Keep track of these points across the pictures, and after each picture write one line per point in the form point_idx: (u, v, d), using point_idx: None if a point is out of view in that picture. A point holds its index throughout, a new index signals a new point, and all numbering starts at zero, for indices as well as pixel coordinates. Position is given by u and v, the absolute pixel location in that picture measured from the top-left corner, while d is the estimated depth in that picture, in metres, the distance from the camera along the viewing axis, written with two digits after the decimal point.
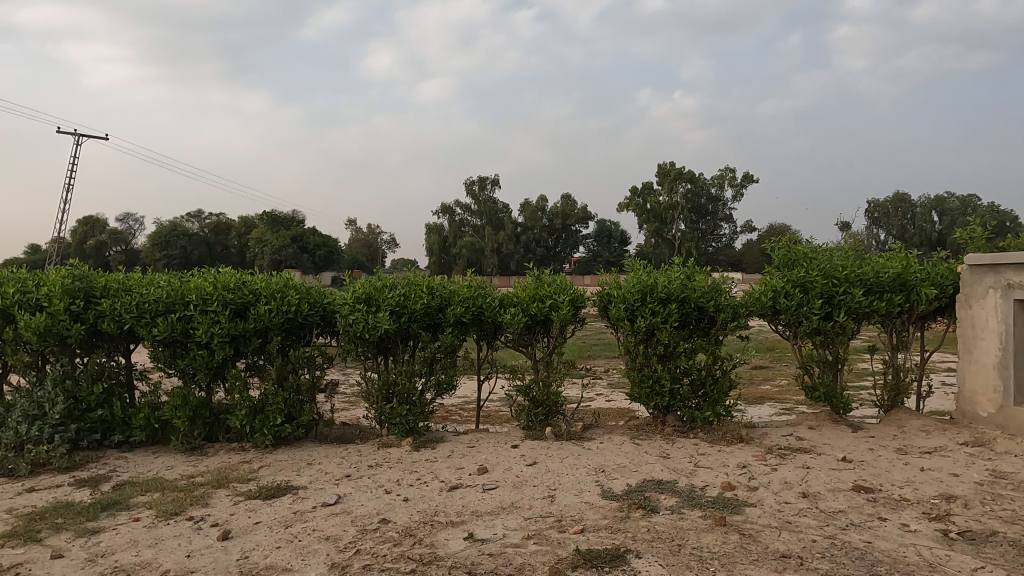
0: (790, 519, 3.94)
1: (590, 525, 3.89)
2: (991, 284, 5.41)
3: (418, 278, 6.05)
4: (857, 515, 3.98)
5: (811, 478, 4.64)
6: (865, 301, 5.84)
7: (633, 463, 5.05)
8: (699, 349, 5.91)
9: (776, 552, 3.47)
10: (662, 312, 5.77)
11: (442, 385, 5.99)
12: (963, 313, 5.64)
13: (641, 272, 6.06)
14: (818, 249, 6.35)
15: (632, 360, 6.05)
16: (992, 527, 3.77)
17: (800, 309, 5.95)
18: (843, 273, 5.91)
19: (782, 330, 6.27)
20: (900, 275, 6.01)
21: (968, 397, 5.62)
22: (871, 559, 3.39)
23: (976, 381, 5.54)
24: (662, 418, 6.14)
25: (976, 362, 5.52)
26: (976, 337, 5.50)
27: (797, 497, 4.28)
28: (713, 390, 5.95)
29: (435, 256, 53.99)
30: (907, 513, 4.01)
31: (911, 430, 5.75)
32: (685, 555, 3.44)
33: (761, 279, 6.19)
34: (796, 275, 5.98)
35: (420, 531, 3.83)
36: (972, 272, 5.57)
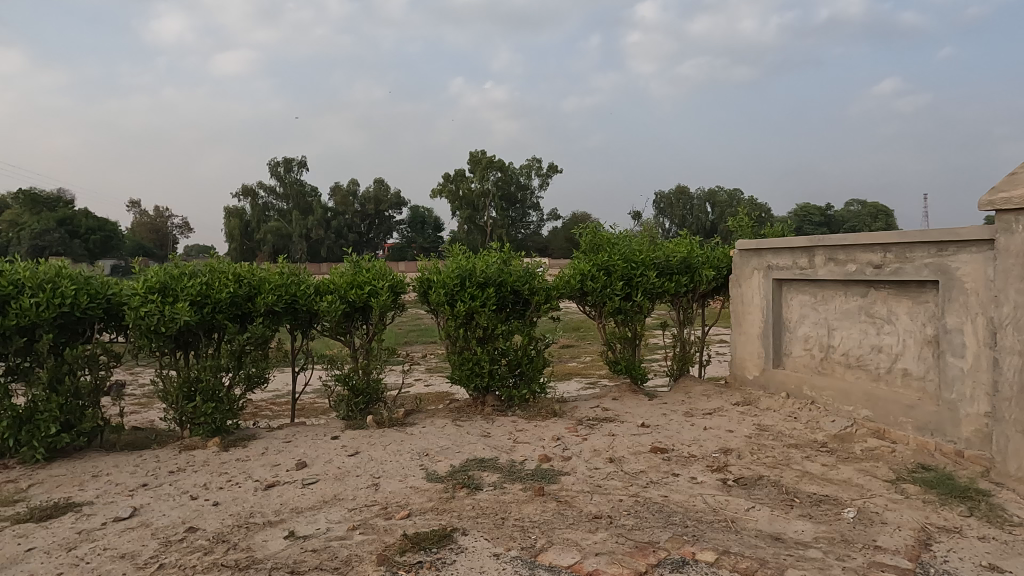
0: (600, 483, 4.30)
1: (416, 508, 3.91)
2: (756, 266, 6.28)
3: (222, 265, 5.59)
4: (655, 474, 4.45)
5: (616, 444, 5.09)
6: (658, 283, 6.51)
7: (455, 445, 5.15)
8: (515, 331, 6.17)
9: (589, 514, 3.77)
10: (480, 296, 5.92)
11: (252, 379, 5.60)
12: (736, 291, 6.53)
13: (460, 257, 6.17)
14: (618, 236, 6.95)
15: (452, 344, 6.14)
16: (760, 472, 4.43)
17: (604, 291, 6.46)
18: (640, 257, 6.52)
19: (589, 310, 6.75)
20: (686, 259, 6.77)
21: (740, 363, 6.52)
22: (668, 511, 3.81)
23: (746, 349, 6.43)
24: (482, 399, 6.33)
25: (746, 333, 6.41)
26: (745, 312, 6.40)
27: (605, 463, 4.68)
28: (529, 368, 6.25)
29: (236, 242, 49.99)
30: (695, 467, 4.57)
31: (695, 394, 6.53)
32: (508, 527, 3.60)
33: (570, 263, 6.61)
34: (600, 259, 6.48)
35: (235, 536, 3.57)
36: (742, 256, 6.45)
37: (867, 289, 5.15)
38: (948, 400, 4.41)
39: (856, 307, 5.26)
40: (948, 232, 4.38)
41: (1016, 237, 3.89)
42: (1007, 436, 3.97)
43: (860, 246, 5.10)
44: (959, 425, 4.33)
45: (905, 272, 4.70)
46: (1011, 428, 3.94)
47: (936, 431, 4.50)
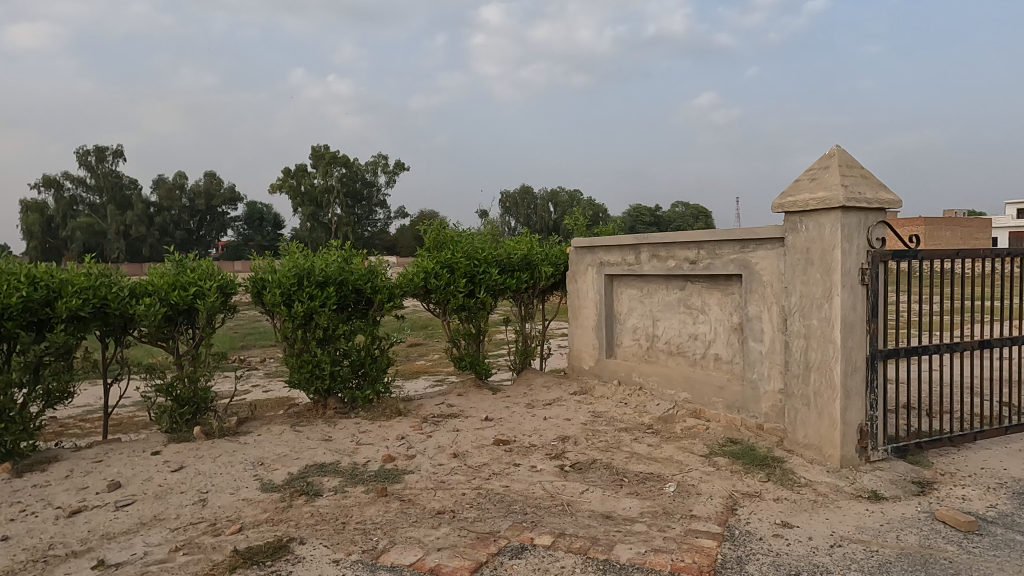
0: (443, 478, 4.33)
1: (249, 521, 3.69)
2: (590, 262, 6.66)
3: (11, 266, 4.88)
4: (497, 465, 4.57)
5: (460, 439, 5.15)
6: (500, 279, 6.68)
7: (294, 451, 4.93)
8: (358, 330, 6.02)
9: (432, 510, 3.79)
10: (320, 296, 5.71)
11: (53, 394, 4.96)
12: (572, 287, 6.88)
13: (297, 255, 5.90)
14: (461, 234, 7.03)
15: (290, 346, 5.86)
16: (594, 456, 4.71)
17: (448, 288, 6.49)
18: (482, 254, 6.64)
19: (433, 308, 6.75)
20: (526, 256, 7.01)
21: (577, 354, 6.88)
22: (509, 500, 3.94)
23: (582, 341, 6.79)
24: (323, 402, 6.11)
25: (582, 326, 6.77)
26: (581, 306, 6.76)
27: (449, 458, 4.72)
28: (372, 369, 6.13)
29: (35, 240, 43.91)
30: (535, 456, 4.75)
31: (537, 386, 6.79)
32: (349, 531, 3.52)
33: (413, 261, 6.57)
34: (443, 256, 6.51)
35: (29, 572, 3.15)
36: (577, 253, 6.81)
37: (684, 282, 5.65)
38: (751, 380, 4.98)
39: (675, 299, 5.75)
40: (748, 231, 4.93)
41: (801, 235, 4.48)
42: (796, 409, 4.56)
43: (678, 243, 5.58)
44: (760, 401, 4.90)
45: (715, 267, 5.22)
46: (799, 402, 4.53)
47: (742, 408, 5.05)
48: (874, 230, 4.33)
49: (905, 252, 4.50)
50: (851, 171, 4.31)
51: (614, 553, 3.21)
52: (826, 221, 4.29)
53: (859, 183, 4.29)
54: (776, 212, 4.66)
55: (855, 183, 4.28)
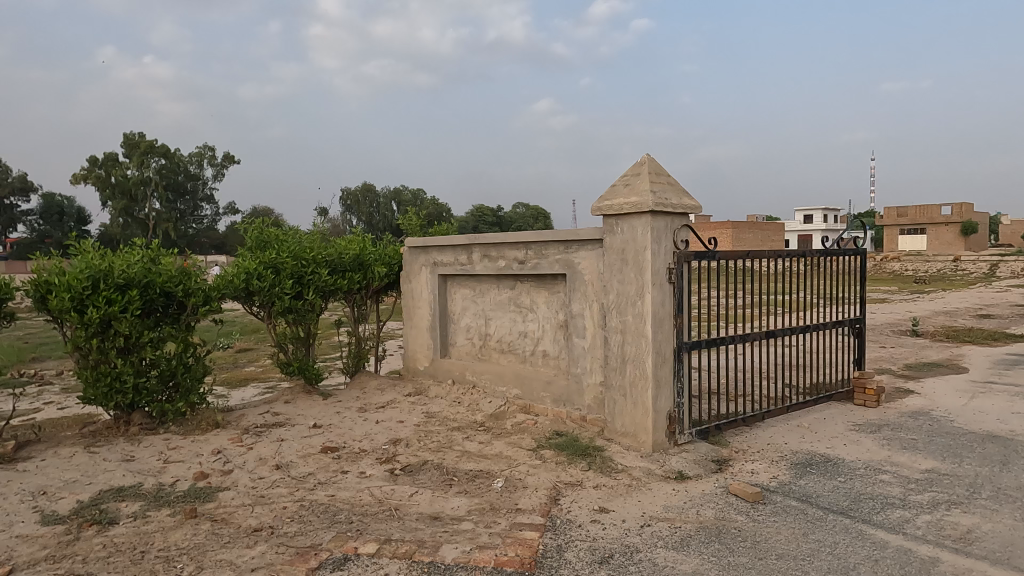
0: (263, 493, 4.07)
1: (23, 562, 3.20)
2: (423, 262, 6.62)
3: None
4: (323, 474, 4.38)
5: (284, 450, 4.87)
6: (330, 280, 6.43)
7: (86, 476, 4.37)
8: (168, 337, 5.48)
9: (248, 528, 3.54)
10: (120, 301, 5.11)
11: None
12: (406, 287, 6.80)
13: (91, 255, 5.23)
14: (287, 233, 6.67)
15: (84, 358, 5.18)
16: (424, 458, 4.68)
17: (272, 290, 6.08)
18: (310, 254, 6.34)
19: (256, 312, 6.31)
20: (358, 256, 6.83)
21: (412, 355, 6.81)
22: (333, 510, 3.79)
23: (417, 342, 6.74)
24: (126, 418, 5.50)
25: (416, 327, 6.71)
26: (415, 307, 6.70)
27: (271, 470, 4.44)
28: (185, 379, 5.62)
29: None
30: (364, 462, 4.62)
31: (370, 389, 6.63)
32: (149, 560, 3.18)
33: (233, 262, 6.08)
34: (267, 256, 6.10)
35: None
36: (411, 253, 6.75)
37: (514, 282, 5.80)
38: (575, 374, 5.23)
39: (506, 298, 5.89)
40: (571, 233, 5.17)
41: (617, 237, 4.78)
42: (614, 400, 4.86)
43: (508, 244, 5.72)
44: (583, 395, 5.16)
45: (541, 266, 5.41)
46: (617, 393, 4.83)
47: (567, 401, 5.30)
48: (679, 233, 4.74)
49: (706, 253, 4.96)
50: (659, 179, 4.68)
51: (439, 555, 3.20)
52: (638, 224, 4.62)
53: (666, 190, 4.67)
54: (596, 215, 4.94)
55: (663, 190, 4.66)
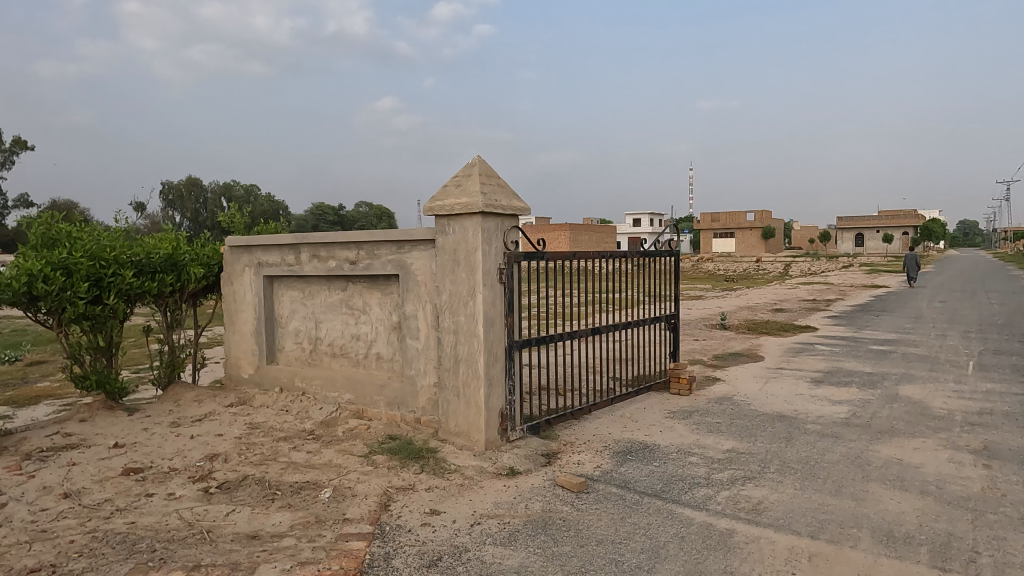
0: (45, 527, 3.55)
1: None
2: (247, 263, 6.17)
3: None
4: (123, 499, 3.92)
5: (75, 475, 4.29)
6: (136, 283, 5.77)
7: None
8: None
9: (22, 570, 3.06)
10: None
11: None
12: (227, 289, 6.30)
13: None
14: (82, 230, 5.86)
15: None
16: (245, 472, 4.35)
17: (62, 295, 5.31)
18: (111, 254, 5.62)
19: (42, 320, 5.49)
20: (171, 256, 6.19)
21: (234, 363, 6.34)
22: (133, 539, 3.39)
23: (240, 348, 6.28)
24: None
25: (239, 332, 6.25)
26: (238, 310, 6.24)
27: (57, 500, 3.89)
28: None
29: None
30: (174, 482, 4.20)
31: (186, 401, 6.06)
32: None
33: (11, 262, 5.14)
34: (57, 256, 5.26)
35: None
36: (233, 252, 6.27)
37: (346, 283, 5.60)
38: (409, 376, 5.16)
39: (337, 300, 5.66)
40: (403, 233, 5.09)
41: (449, 238, 4.78)
42: (448, 400, 4.86)
43: (338, 244, 5.50)
44: (417, 396, 5.11)
45: (373, 267, 5.27)
46: (450, 393, 4.83)
47: (401, 404, 5.21)
48: (508, 234, 4.85)
49: (535, 254, 5.12)
50: (489, 181, 4.75)
51: None
52: (469, 225, 4.66)
53: (495, 192, 4.75)
54: (427, 215, 4.90)
55: (493, 192, 4.74)
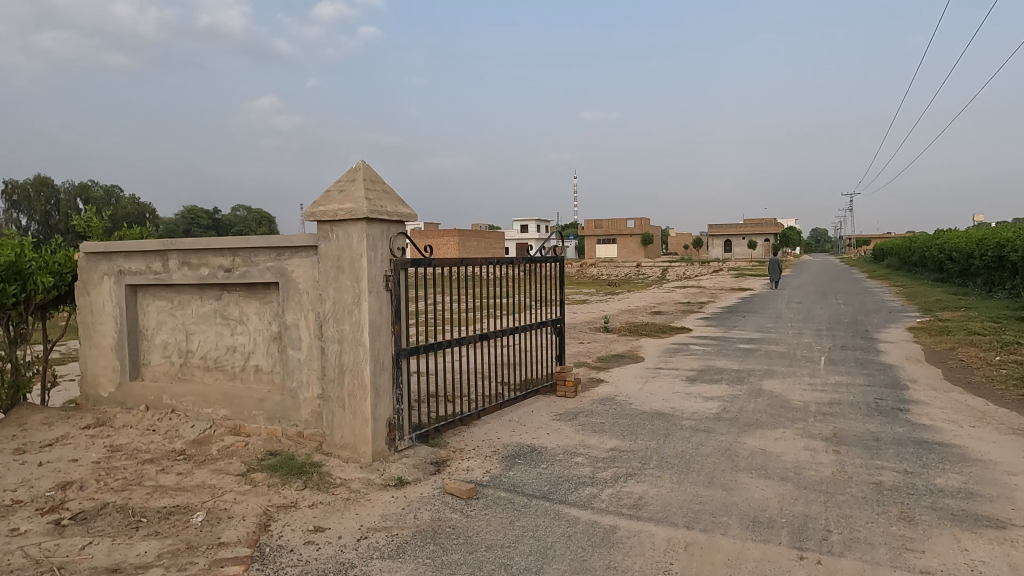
0: None
1: None
2: (106, 270, 5.65)
3: None
4: None
5: None
6: None
7: None
8: None
9: None
10: None
11: None
12: (82, 300, 5.74)
13: None
14: None
15: None
16: (104, 500, 3.98)
17: None
18: None
19: None
20: (15, 264, 5.44)
21: (91, 380, 5.78)
22: None
23: (98, 364, 5.73)
24: None
25: (97, 346, 5.71)
26: (96, 322, 5.69)
27: None
28: None
29: None
30: (18, 516, 3.76)
31: (33, 425, 5.45)
32: None
33: None
34: None
35: None
36: (89, 259, 5.72)
37: (220, 292, 5.27)
38: (290, 388, 4.94)
39: (211, 310, 5.32)
40: (283, 239, 4.88)
41: (332, 244, 4.63)
42: (332, 412, 4.70)
43: (210, 250, 5.17)
44: (299, 409, 4.90)
45: (250, 275, 5.00)
46: (335, 405, 4.68)
47: (282, 418, 4.98)
48: (394, 240, 4.78)
49: (423, 260, 5.07)
50: (374, 186, 4.66)
51: None
52: (353, 231, 4.54)
53: (380, 198, 4.67)
54: (309, 220, 4.73)
55: (378, 198, 4.65)
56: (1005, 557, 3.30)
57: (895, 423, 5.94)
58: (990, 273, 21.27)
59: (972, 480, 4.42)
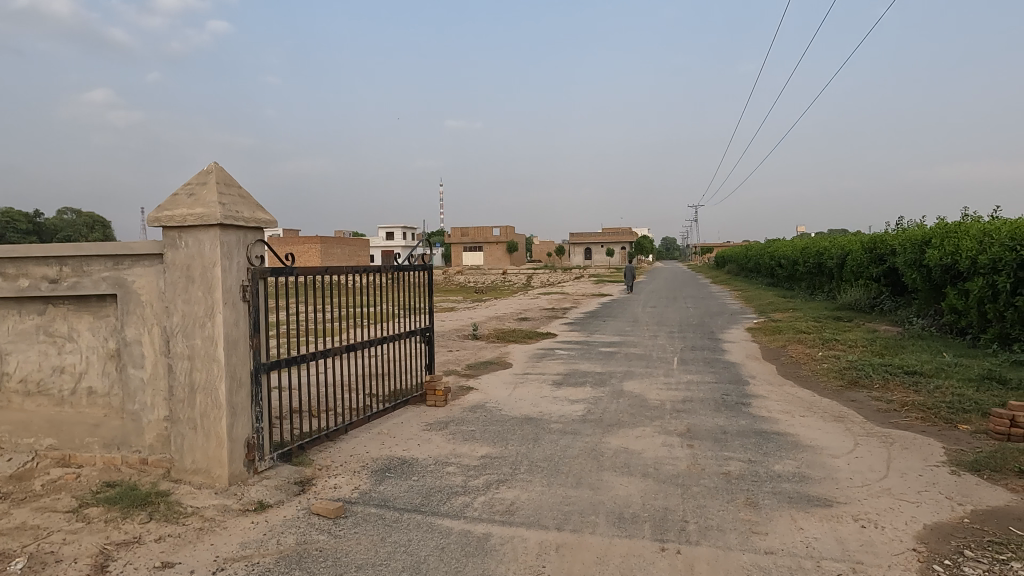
0: None
1: None
2: None
3: None
4: None
5: None
6: None
7: None
8: None
9: None
10: None
11: None
12: None
13: None
14: None
15: None
16: None
17: None
18: None
19: None
20: None
21: None
22: None
23: None
24: None
25: None
26: None
27: None
28: None
29: None
30: None
31: None
32: None
33: None
34: None
35: None
36: None
37: (44, 306, 4.67)
38: (131, 411, 4.48)
39: (32, 327, 4.70)
40: (121, 246, 4.42)
41: (180, 252, 4.27)
42: (182, 435, 4.32)
43: (32, 259, 4.57)
44: (143, 434, 4.46)
45: (82, 286, 4.48)
46: (185, 427, 4.30)
47: (122, 444, 4.51)
48: (252, 248, 4.49)
49: (284, 269, 4.80)
50: (229, 190, 4.36)
51: None
52: (205, 238, 4.22)
53: (236, 203, 4.37)
54: (152, 226, 4.33)
55: (233, 202, 4.35)
56: (833, 532, 3.70)
57: (739, 416, 6.48)
58: (811, 279, 23.90)
59: (803, 465, 4.93)
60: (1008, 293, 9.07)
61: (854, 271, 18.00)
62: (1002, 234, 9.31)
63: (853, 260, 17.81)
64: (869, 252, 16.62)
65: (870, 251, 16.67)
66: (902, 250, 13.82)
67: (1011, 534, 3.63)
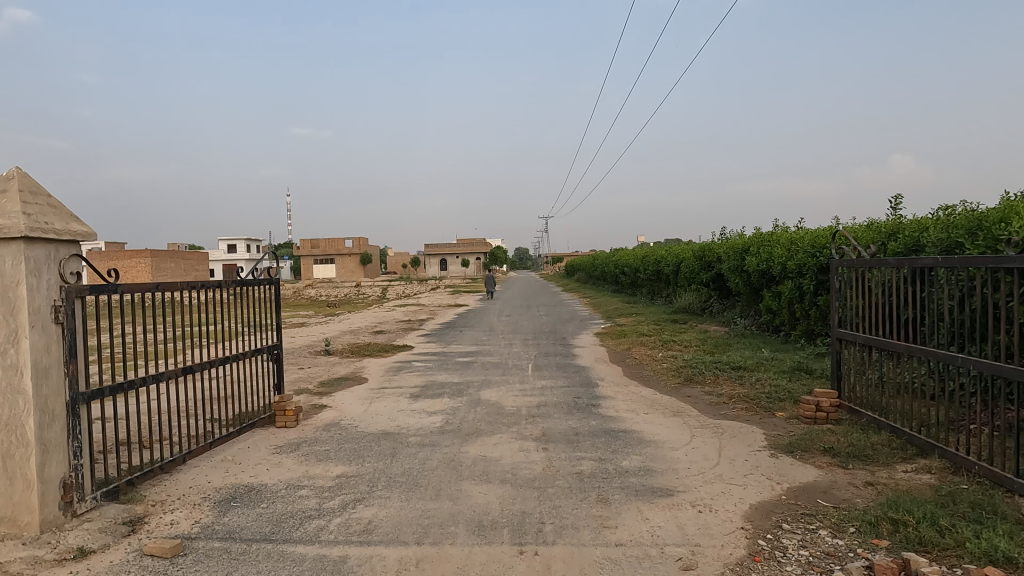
0: None
1: None
2: None
3: None
4: None
5: None
6: None
7: None
8: None
9: None
10: None
11: None
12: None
13: None
14: None
15: None
16: None
17: None
18: None
19: None
20: None
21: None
22: None
23: None
24: None
25: None
26: None
27: None
28: None
29: None
30: None
31: None
32: None
33: None
34: None
35: None
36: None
37: None
38: None
39: None
40: None
41: None
42: None
43: None
44: None
45: None
46: None
47: None
48: (66, 263, 3.99)
49: (105, 286, 4.32)
50: (35, 198, 3.86)
51: None
52: (5, 253, 3.71)
53: (44, 212, 3.88)
54: None
55: (40, 212, 3.85)
56: (675, 519, 4.00)
57: (590, 418, 6.80)
58: (651, 285, 25.70)
59: (648, 459, 5.28)
60: (812, 293, 10.34)
61: (687, 277, 19.62)
62: (805, 242, 10.61)
63: (686, 267, 19.41)
64: (699, 259, 18.20)
65: (700, 258, 18.27)
66: (726, 257, 15.29)
67: (819, 505, 4.13)
